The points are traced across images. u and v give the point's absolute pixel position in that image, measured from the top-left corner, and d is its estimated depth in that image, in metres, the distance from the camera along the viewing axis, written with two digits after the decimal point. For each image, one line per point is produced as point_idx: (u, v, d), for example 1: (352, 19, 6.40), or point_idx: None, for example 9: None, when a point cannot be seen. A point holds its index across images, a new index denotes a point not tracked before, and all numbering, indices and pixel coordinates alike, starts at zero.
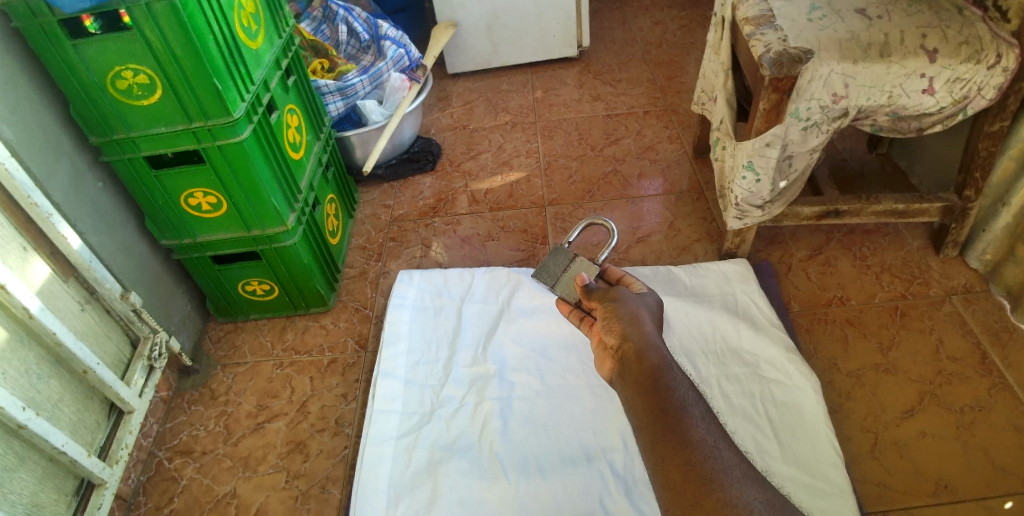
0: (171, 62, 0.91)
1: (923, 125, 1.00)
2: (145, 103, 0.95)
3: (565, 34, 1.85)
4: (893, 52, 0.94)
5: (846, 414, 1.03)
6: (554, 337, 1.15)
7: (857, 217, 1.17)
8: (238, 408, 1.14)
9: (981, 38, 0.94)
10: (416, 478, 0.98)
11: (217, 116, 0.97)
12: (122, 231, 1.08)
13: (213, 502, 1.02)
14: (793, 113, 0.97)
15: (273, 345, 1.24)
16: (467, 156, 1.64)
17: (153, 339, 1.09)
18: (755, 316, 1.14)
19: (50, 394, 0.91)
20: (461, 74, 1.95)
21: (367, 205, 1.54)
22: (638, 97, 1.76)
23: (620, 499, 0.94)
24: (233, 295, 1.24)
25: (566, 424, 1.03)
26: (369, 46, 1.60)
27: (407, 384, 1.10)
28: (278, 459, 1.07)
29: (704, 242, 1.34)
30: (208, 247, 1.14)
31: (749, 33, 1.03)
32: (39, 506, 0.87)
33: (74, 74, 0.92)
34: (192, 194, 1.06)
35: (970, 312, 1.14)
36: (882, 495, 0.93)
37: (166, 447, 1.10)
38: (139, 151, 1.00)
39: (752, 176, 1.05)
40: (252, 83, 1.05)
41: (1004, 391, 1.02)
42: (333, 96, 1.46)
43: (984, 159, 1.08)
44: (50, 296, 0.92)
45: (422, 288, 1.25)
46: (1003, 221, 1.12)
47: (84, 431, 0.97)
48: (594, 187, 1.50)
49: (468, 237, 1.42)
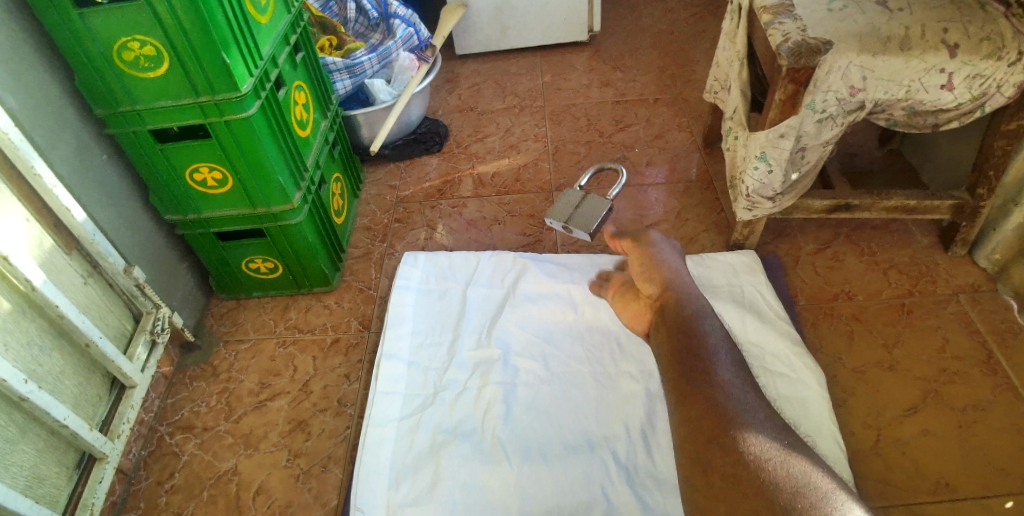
0: (179, 35, 0.89)
1: (939, 121, 0.99)
2: (151, 75, 0.93)
3: (576, 18, 1.83)
4: (913, 46, 0.92)
5: (849, 410, 1.03)
6: (559, 324, 1.14)
7: (867, 213, 1.16)
8: (240, 386, 1.14)
9: (1003, 35, 0.92)
10: (419, 460, 0.98)
11: (224, 91, 0.95)
12: (126, 205, 1.07)
13: (214, 479, 1.02)
14: (809, 104, 0.96)
15: (276, 323, 1.23)
16: (474, 138, 1.63)
17: (156, 314, 1.07)
18: (762, 308, 1.13)
19: (52, 368, 0.90)
20: (470, 55, 1.93)
21: (373, 185, 1.53)
22: (648, 84, 1.74)
23: (622, 489, 0.94)
24: (237, 273, 1.23)
25: (571, 411, 1.03)
26: (378, 24, 1.58)
27: (410, 366, 1.09)
28: (279, 438, 1.06)
29: (712, 233, 1.33)
30: (214, 224, 1.13)
31: (767, 22, 1.01)
32: (40, 479, 0.87)
33: (80, 43, 0.90)
34: (197, 170, 1.05)
35: (976, 311, 1.13)
36: (883, 492, 0.94)
37: (167, 422, 1.10)
38: (145, 125, 0.98)
39: (764, 167, 1.04)
40: (260, 58, 1.03)
41: (1007, 391, 1.02)
42: (341, 73, 1.44)
43: (998, 158, 1.07)
44: (54, 268, 0.91)
45: (427, 271, 1.24)
46: (1014, 221, 1.11)
47: (85, 404, 0.96)
48: (602, 174, 1.49)
49: (474, 220, 1.41)
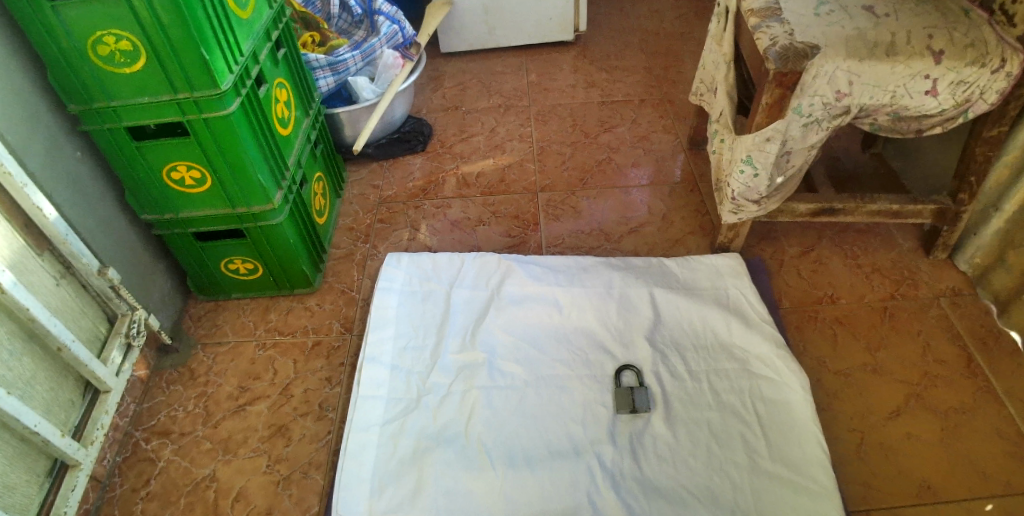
0: (157, 30, 0.86)
1: (923, 126, 1.00)
2: (128, 71, 0.90)
3: (562, 18, 1.82)
4: (899, 51, 0.92)
5: (833, 414, 1.03)
6: (545, 327, 1.13)
7: (850, 216, 1.17)
8: (219, 390, 1.11)
9: (987, 42, 0.93)
10: (402, 466, 0.97)
11: (205, 88, 0.93)
12: (100, 204, 1.04)
13: (191, 486, 1.00)
14: (795, 108, 0.96)
15: (256, 325, 1.21)
16: (459, 138, 1.61)
17: (131, 317, 1.05)
18: (747, 311, 1.13)
19: (22, 372, 0.88)
20: (455, 53, 1.91)
21: (356, 184, 1.51)
22: (634, 85, 1.74)
23: (608, 494, 0.93)
24: (216, 273, 1.20)
25: (556, 415, 1.02)
26: (362, 21, 1.56)
27: (394, 370, 1.08)
28: (259, 443, 1.04)
29: (697, 235, 1.33)
30: (192, 224, 1.10)
31: (755, 25, 1.00)
32: (10, 488, 0.84)
33: (53, 37, 0.87)
34: (175, 169, 1.02)
35: (957, 315, 1.15)
36: (867, 495, 0.94)
37: (143, 427, 1.07)
38: (120, 122, 0.96)
39: (750, 170, 1.03)
40: (241, 54, 1.01)
41: (987, 395, 1.04)
42: (324, 71, 1.41)
43: (979, 163, 1.08)
44: (24, 270, 0.88)
45: (411, 272, 1.22)
46: (995, 226, 1.13)
47: (58, 410, 0.94)
48: (588, 175, 1.48)
49: (458, 221, 1.39)
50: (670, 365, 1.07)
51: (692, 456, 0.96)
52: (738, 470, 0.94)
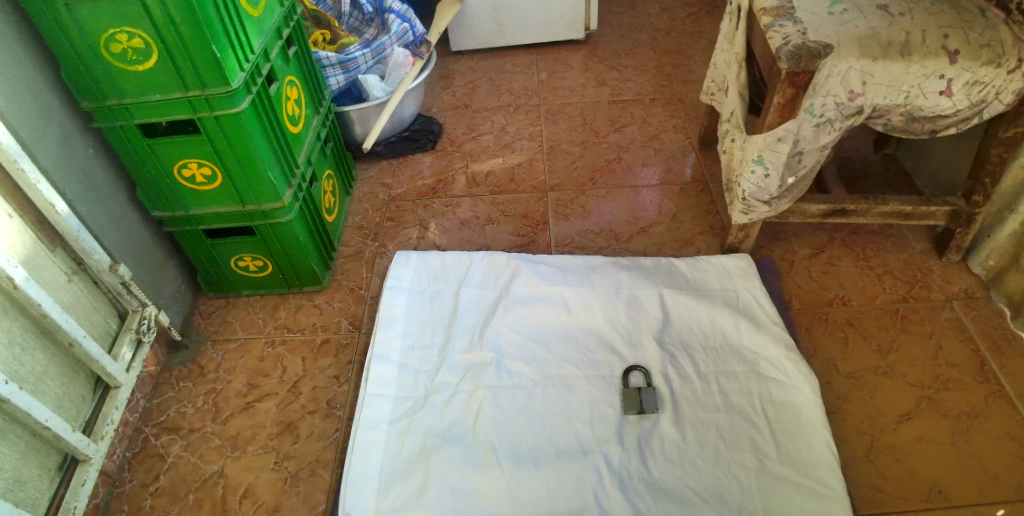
0: (168, 28, 0.87)
1: (937, 127, 0.99)
2: (139, 69, 0.91)
3: (573, 16, 1.81)
4: (914, 51, 0.91)
5: (844, 416, 1.02)
6: (553, 327, 1.13)
7: (863, 218, 1.16)
8: (227, 386, 1.12)
9: (1003, 42, 0.92)
10: (408, 464, 0.97)
11: (215, 86, 0.93)
12: (112, 201, 1.05)
13: (200, 482, 1.01)
14: (807, 108, 0.95)
15: (265, 323, 1.21)
16: (468, 137, 1.61)
17: (141, 313, 1.06)
18: (757, 313, 1.12)
19: (34, 368, 0.88)
20: (465, 52, 1.91)
21: (365, 183, 1.51)
22: (644, 84, 1.73)
23: (614, 495, 0.93)
24: (225, 271, 1.21)
25: (563, 414, 1.02)
26: (372, 18, 1.56)
27: (401, 368, 1.08)
28: (267, 440, 1.05)
29: (707, 235, 1.32)
30: (202, 221, 1.11)
31: (767, 25, 0.99)
32: (21, 482, 0.85)
33: (67, 35, 0.87)
34: (186, 166, 1.02)
35: (971, 318, 1.13)
36: (876, 499, 0.93)
37: (153, 423, 1.08)
38: (132, 119, 0.96)
39: (761, 170, 1.03)
40: (252, 52, 1.01)
41: (1001, 399, 1.02)
42: (334, 69, 1.40)
43: (995, 165, 1.06)
44: (36, 266, 0.89)
45: (419, 271, 1.22)
46: (1009, 229, 1.11)
47: (69, 406, 0.94)
48: (597, 174, 1.48)
49: (467, 219, 1.39)
50: (677, 366, 1.07)
51: (700, 457, 0.96)
52: (746, 472, 0.94)
